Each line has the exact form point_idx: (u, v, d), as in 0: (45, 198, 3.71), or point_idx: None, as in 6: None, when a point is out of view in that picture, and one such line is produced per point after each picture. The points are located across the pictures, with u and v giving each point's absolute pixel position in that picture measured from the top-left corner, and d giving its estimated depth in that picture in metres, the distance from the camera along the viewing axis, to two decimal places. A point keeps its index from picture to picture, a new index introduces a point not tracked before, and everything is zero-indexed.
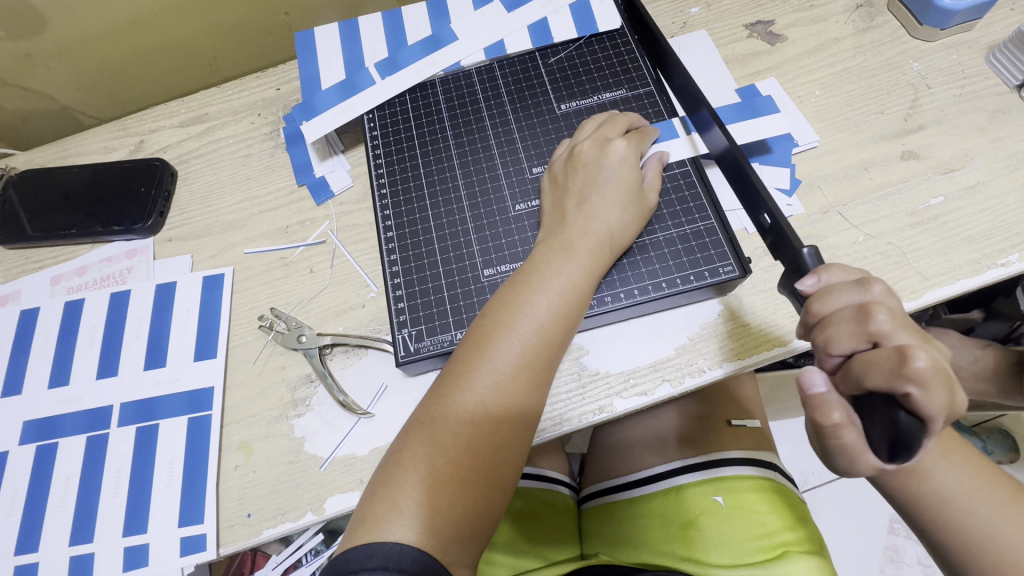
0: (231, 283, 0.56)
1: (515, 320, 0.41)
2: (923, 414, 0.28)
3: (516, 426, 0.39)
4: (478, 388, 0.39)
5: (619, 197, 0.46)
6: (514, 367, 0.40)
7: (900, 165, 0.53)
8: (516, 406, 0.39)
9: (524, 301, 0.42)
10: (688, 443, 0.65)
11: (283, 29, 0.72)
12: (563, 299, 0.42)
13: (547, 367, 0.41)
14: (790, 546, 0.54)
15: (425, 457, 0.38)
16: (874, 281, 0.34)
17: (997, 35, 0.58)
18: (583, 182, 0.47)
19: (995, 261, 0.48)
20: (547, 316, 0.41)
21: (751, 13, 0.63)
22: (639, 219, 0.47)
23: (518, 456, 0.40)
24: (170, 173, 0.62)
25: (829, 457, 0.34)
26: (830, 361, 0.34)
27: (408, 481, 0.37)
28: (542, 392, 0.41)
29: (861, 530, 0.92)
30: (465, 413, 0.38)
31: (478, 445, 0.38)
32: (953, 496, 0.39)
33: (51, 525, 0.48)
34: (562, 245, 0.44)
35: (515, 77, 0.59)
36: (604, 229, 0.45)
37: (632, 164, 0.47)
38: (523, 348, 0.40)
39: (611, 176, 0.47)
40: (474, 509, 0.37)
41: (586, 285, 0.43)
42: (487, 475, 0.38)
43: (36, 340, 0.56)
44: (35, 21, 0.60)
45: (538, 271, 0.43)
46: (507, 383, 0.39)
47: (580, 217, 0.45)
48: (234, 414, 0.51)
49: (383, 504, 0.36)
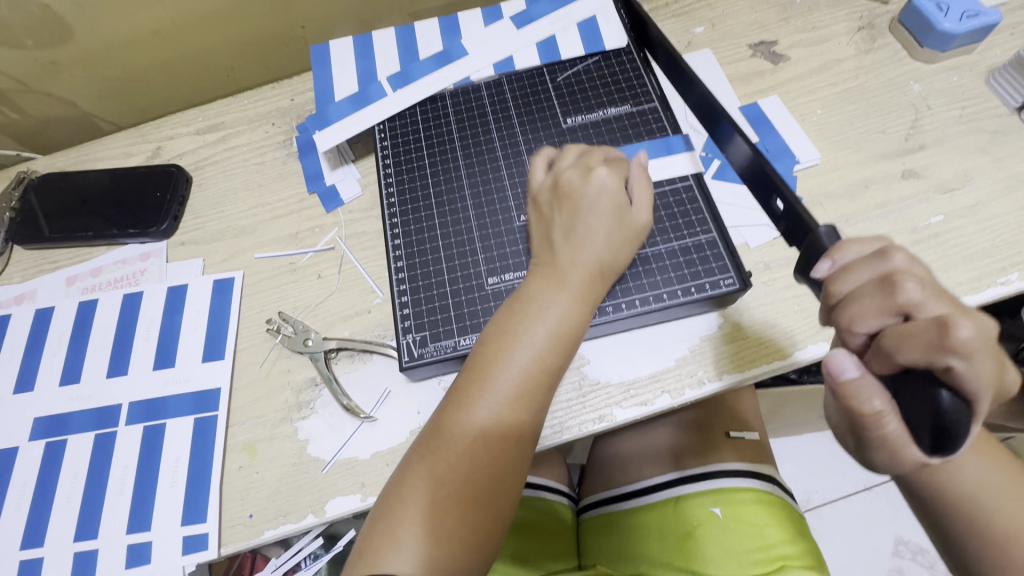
0: (240, 287, 0.58)
1: (512, 349, 0.41)
2: (969, 387, 0.29)
3: (514, 458, 0.40)
4: (477, 420, 0.40)
5: (605, 225, 0.46)
6: (511, 399, 0.40)
7: (900, 183, 0.54)
8: (512, 437, 0.40)
9: (520, 331, 0.42)
10: (687, 455, 0.64)
11: (298, 42, 0.75)
12: (559, 329, 0.43)
13: (544, 395, 0.41)
14: (788, 560, 0.54)
15: (424, 491, 0.38)
16: (894, 250, 0.33)
17: (998, 58, 0.59)
18: (569, 213, 0.46)
19: (995, 279, 0.48)
20: (543, 346, 0.42)
21: (754, 33, 0.65)
22: (630, 243, 0.47)
23: (515, 487, 0.41)
24: (185, 179, 0.64)
25: (868, 450, 0.34)
26: (856, 339, 0.33)
27: (406, 514, 0.38)
28: (539, 418, 0.41)
29: (865, 550, 0.91)
30: (465, 445, 0.39)
31: (475, 478, 0.39)
32: (976, 494, 0.37)
33: (57, 521, 0.49)
34: (557, 274, 0.45)
35: (523, 92, 0.61)
36: (595, 258, 0.45)
37: (616, 190, 0.47)
38: (520, 379, 0.41)
39: (594, 205, 0.46)
40: (472, 542, 0.38)
41: (581, 314, 0.44)
42: (486, 508, 0.39)
43: (49, 339, 0.57)
44: (62, 30, 0.62)
45: (537, 298, 0.44)
46: (506, 415, 0.40)
47: (570, 249, 0.45)
48: (238, 415, 0.52)
49: (382, 536, 0.37)
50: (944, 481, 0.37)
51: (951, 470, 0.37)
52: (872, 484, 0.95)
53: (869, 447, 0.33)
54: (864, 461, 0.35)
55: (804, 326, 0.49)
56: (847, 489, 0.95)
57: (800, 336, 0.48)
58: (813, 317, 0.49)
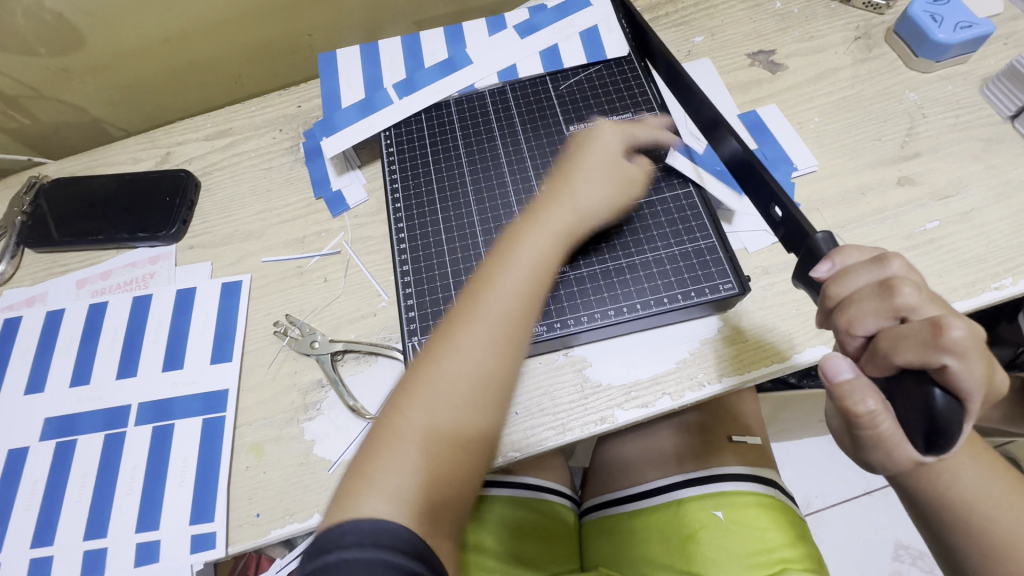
0: (248, 290, 0.59)
1: (491, 286, 0.44)
2: (960, 388, 0.30)
3: (491, 391, 0.42)
4: (455, 356, 0.41)
5: (603, 175, 0.50)
6: (485, 333, 0.42)
7: (896, 190, 0.55)
8: (488, 372, 0.42)
9: (497, 270, 0.44)
10: (688, 457, 0.65)
11: (305, 50, 0.76)
12: (533, 266, 0.45)
13: (518, 328, 0.43)
14: (789, 564, 0.56)
15: (402, 428, 0.39)
16: (891, 257, 0.34)
17: (991, 67, 0.61)
18: (570, 164, 0.52)
19: (990, 284, 0.49)
20: (519, 283, 0.44)
21: (752, 43, 0.66)
22: (616, 204, 0.51)
23: (492, 421, 0.42)
24: (194, 184, 0.65)
25: (864, 450, 0.34)
26: (853, 341, 0.34)
27: (385, 452, 0.39)
28: (515, 355, 0.43)
29: (865, 554, 0.91)
30: (441, 383, 0.40)
31: (451, 410, 0.40)
32: (976, 503, 0.37)
33: (67, 520, 0.50)
34: (535, 216, 0.48)
35: (526, 100, 0.62)
36: (579, 203, 0.49)
37: (614, 150, 0.52)
38: (495, 313, 0.43)
39: (595, 159, 0.51)
40: (449, 473, 0.39)
41: (556, 253, 0.46)
42: (464, 440, 0.40)
43: (59, 341, 0.58)
44: (74, 38, 0.64)
45: (511, 241, 0.46)
46: (482, 348, 0.42)
47: (557, 194, 0.49)
48: (246, 416, 0.52)
49: (359, 480, 0.38)
50: (944, 491, 0.38)
51: (950, 479, 0.38)
52: (872, 489, 0.96)
53: (864, 447, 0.34)
54: (861, 461, 0.36)
55: (802, 330, 0.50)
56: (847, 494, 0.96)
57: (799, 339, 0.49)
58: (811, 321, 0.50)
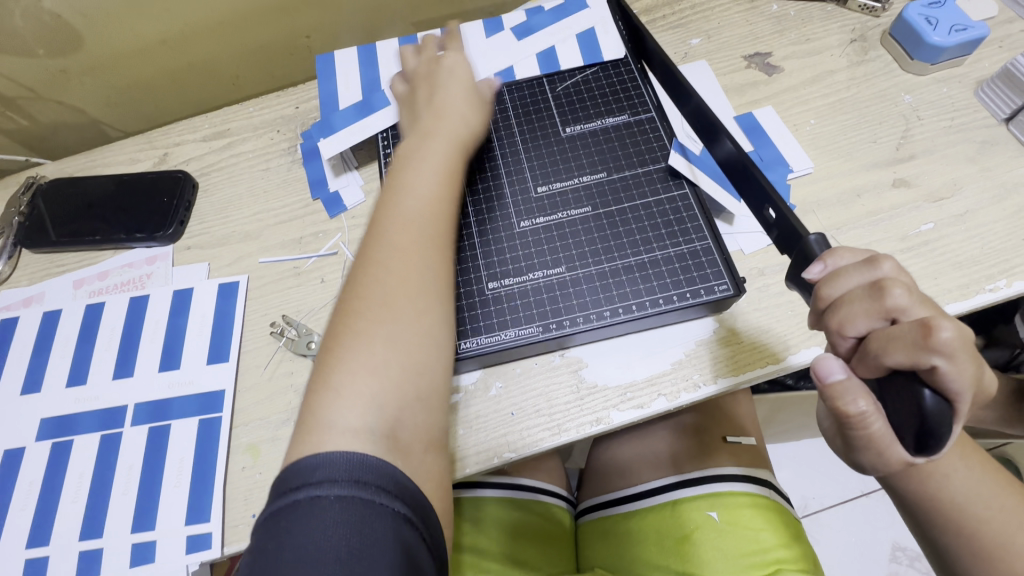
0: (245, 291, 0.59)
1: (397, 203, 0.48)
2: (948, 388, 0.30)
3: (426, 283, 0.44)
4: (377, 266, 0.44)
5: (461, 90, 0.57)
6: (401, 237, 0.46)
7: (891, 192, 0.55)
8: (416, 268, 0.44)
9: (399, 187, 0.49)
10: (683, 458, 0.65)
11: (303, 51, 0.76)
12: (432, 174, 0.50)
13: (432, 227, 0.47)
14: (783, 564, 0.56)
15: (349, 338, 0.41)
16: (882, 258, 0.34)
17: (986, 70, 0.61)
18: (428, 88, 0.58)
19: (984, 285, 0.50)
20: (422, 190, 0.49)
21: (749, 45, 0.66)
22: (481, 108, 0.58)
23: (439, 308, 0.44)
24: (192, 185, 0.65)
25: (855, 450, 0.35)
26: (845, 343, 0.34)
27: (339, 366, 0.40)
28: (440, 250, 0.46)
29: (863, 555, 0.92)
30: (379, 282, 0.43)
31: (390, 304, 0.43)
32: (968, 505, 0.38)
33: (63, 520, 0.50)
34: (420, 136, 0.53)
35: (523, 102, 0.62)
36: (453, 115, 0.55)
37: (461, 69, 0.59)
38: (402, 219, 0.47)
39: (449, 78, 0.58)
40: (409, 363, 0.41)
41: (448, 160, 0.52)
42: (414, 330, 0.42)
43: (56, 341, 0.58)
44: (73, 39, 0.64)
45: (409, 160, 0.51)
46: (400, 249, 0.45)
47: (431, 112, 0.55)
48: (242, 417, 0.53)
49: (322, 392, 0.39)
50: (937, 494, 0.38)
51: (941, 481, 0.37)
52: (869, 490, 0.96)
53: (856, 448, 0.34)
54: (851, 461, 0.36)
55: (797, 331, 0.50)
56: (844, 495, 0.96)
57: (794, 340, 0.50)
58: (806, 322, 0.50)
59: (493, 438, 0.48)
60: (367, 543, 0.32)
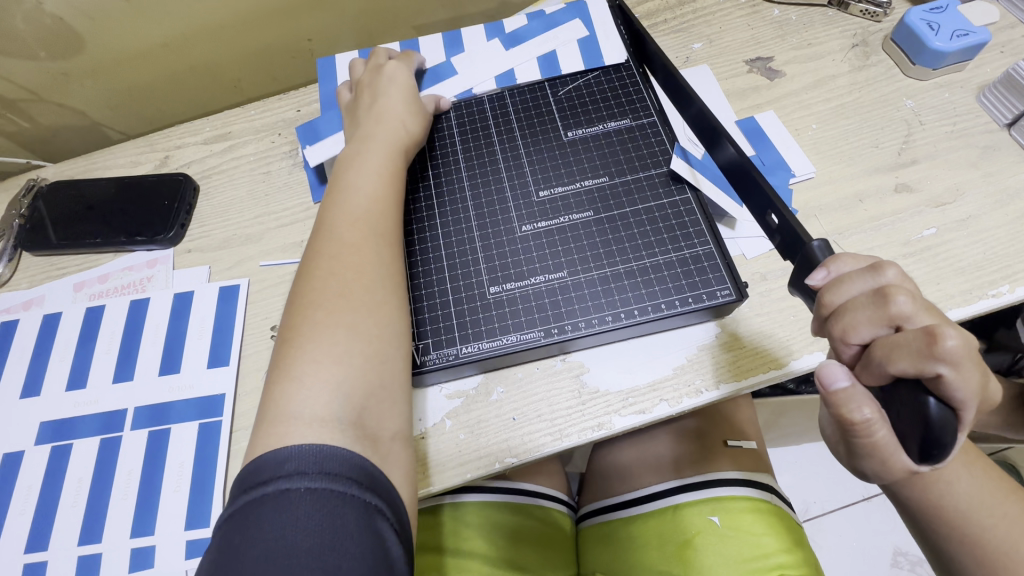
0: (246, 294, 0.59)
1: (344, 202, 0.48)
2: (953, 397, 0.30)
3: (379, 273, 0.45)
4: (323, 261, 0.45)
5: (401, 93, 0.58)
6: (348, 231, 0.46)
7: (893, 197, 0.55)
8: (368, 260, 0.45)
9: (343, 187, 0.50)
10: (683, 462, 0.65)
11: (304, 55, 0.76)
12: (376, 172, 0.51)
13: (379, 220, 0.48)
14: (785, 569, 0.55)
15: (307, 328, 0.41)
16: (886, 265, 0.34)
17: (988, 75, 0.61)
18: (369, 93, 0.58)
19: (987, 291, 0.49)
20: (366, 187, 0.50)
21: (750, 49, 0.66)
22: (421, 113, 0.58)
23: (393, 296, 0.45)
24: (192, 188, 0.65)
25: (859, 457, 0.35)
26: (848, 350, 0.34)
27: (300, 358, 0.40)
28: (389, 242, 0.47)
29: (864, 560, 0.91)
30: (333, 274, 0.44)
31: (347, 294, 0.43)
32: (970, 512, 0.37)
33: (61, 525, 0.49)
34: (363, 138, 0.54)
35: (525, 106, 0.62)
36: (395, 117, 0.56)
37: (401, 74, 0.60)
38: (348, 214, 0.47)
39: (388, 82, 0.59)
40: (370, 350, 0.41)
41: (392, 159, 0.53)
42: (373, 316, 0.43)
43: (56, 345, 0.58)
44: (74, 42, 0.64)
45: (353, 161, 0.52)
46: (347, 243, 0.45)
47: (373, 116, 0.56)
48: (242, 421, 0.52)
49: (284, 385, 0.39)
50: (938, 499, 0.37)
51: (944, 487, 0.37)
52: (871, 495, 0.95)
53: (860, 455, 0.34)
54: (853, 467, 0.36)
55: (799, 336, 0.50)
56: (845, 500, 0.96)
57: (795, 346, 0.49)
58: (808, 328, 0.50)
59: (494, 443, 0.48)
60: (339, 536, 0.33)
